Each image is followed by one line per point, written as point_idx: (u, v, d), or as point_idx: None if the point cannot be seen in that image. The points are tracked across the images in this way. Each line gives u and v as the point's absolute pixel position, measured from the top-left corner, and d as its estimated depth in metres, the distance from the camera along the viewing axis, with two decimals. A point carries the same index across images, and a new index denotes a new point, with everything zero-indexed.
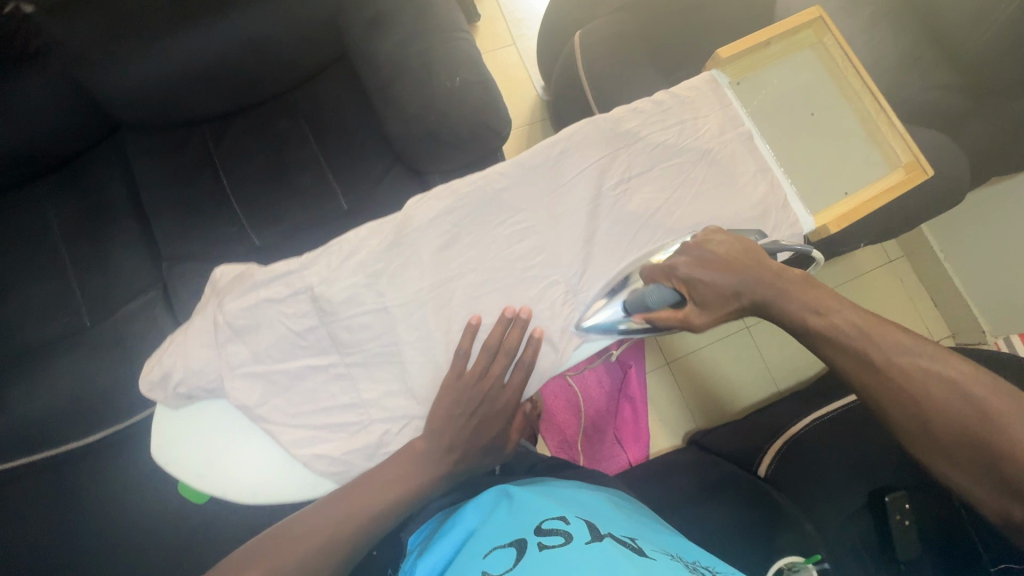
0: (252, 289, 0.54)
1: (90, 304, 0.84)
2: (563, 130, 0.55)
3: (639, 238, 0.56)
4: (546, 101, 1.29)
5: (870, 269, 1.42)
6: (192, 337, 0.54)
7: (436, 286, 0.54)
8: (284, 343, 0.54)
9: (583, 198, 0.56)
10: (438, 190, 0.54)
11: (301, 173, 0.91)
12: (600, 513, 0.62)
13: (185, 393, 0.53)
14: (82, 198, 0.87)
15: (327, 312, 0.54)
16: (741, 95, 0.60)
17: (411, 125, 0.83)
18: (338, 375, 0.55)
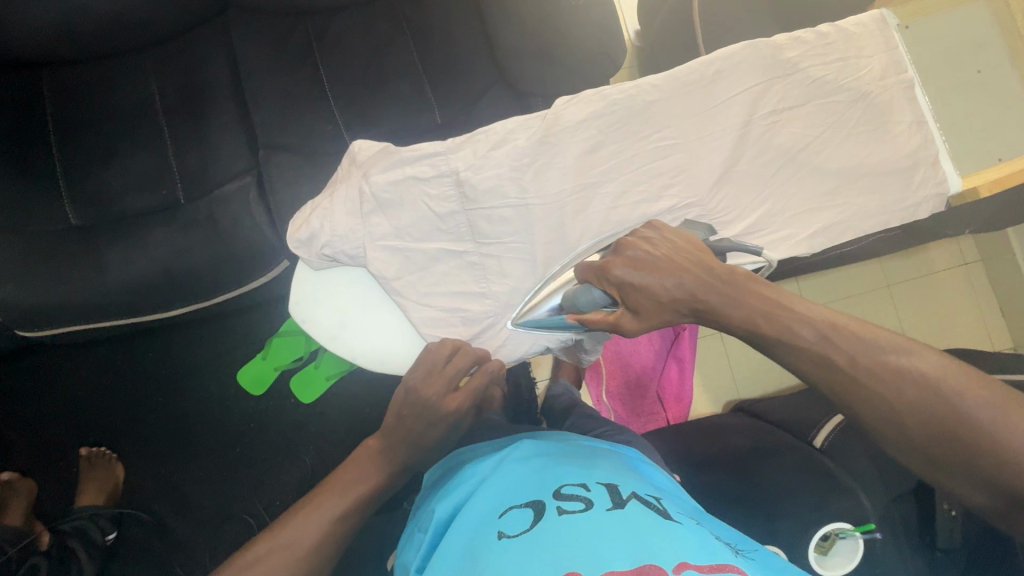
0: (399, 166, 0.61)
1: (186, 181, 0.86)
2: (724, 49, 0.57)
3: (778, 173, 0.59)
4: (638, 45, 1.23)
5: (942, 268, 1.37)
6: (339, 204, 0.61)
7: (576, 191, 0.61)
8: (427, 223, 0.63)
9: (732, 123, 0.58)
10: (590, 95, 0.59)
11: (399, 80, 0.90)
12: (625, 475, 0.68)
13: (331, 255, 0.62)
14: (184, 75, 0.87)
15: (471, 201, 0.62)
16: (908, 39, 0.64)
17: (525, 42, 0.82)
18: (470, 263, 0.64)
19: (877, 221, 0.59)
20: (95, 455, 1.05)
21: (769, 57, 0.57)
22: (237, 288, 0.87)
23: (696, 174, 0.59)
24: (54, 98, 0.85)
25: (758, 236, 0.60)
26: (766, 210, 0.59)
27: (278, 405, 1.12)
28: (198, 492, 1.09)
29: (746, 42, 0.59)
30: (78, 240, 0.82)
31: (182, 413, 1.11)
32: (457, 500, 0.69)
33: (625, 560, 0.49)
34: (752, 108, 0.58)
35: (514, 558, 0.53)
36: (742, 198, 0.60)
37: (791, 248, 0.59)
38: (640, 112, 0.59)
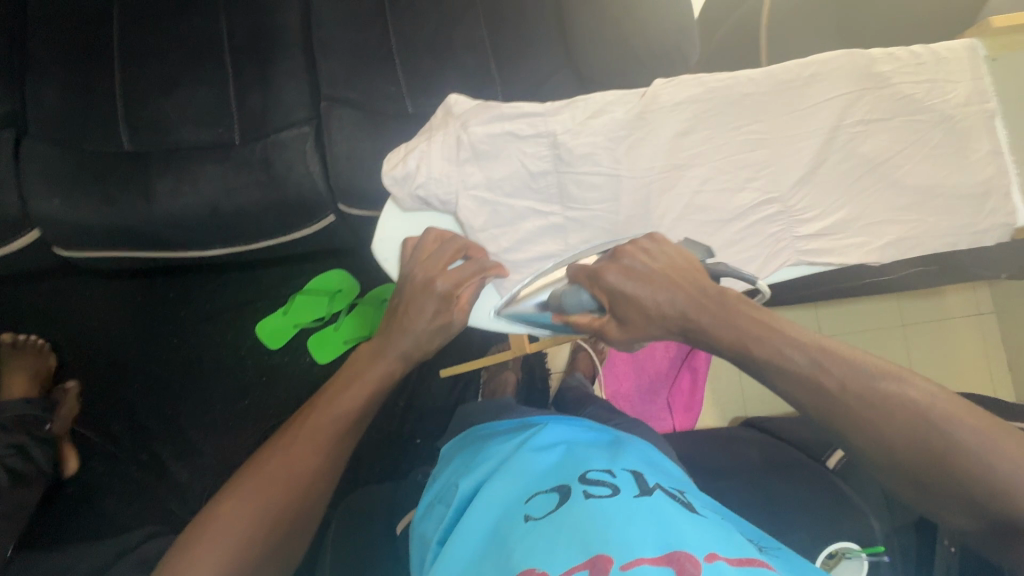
0: (498, 120, 0.63)
1: (245, 122, 0.86)
2: (822, 55, 0.60)
3: (858, 182, 0.61)
4: None
5: (956, 315, 1.40)
6: (435, 148, 0.62)
7: (666, 170, 0.63)
8: (519, 179, 0.64)
9: (821, 126, 0.61)
10: (690, 78, 0.61)
11: (467, 51, 0.90)
12: (650, 466, 0.64)
13: (424, 196, 0.63)
14: (258, 17, 0.87)
15: (564, 163, 0.63)
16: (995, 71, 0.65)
17: (603, 29, 0.83)
18: (554, 224, 0.66)
19: (944, 242, 0.60)
20: (22, 342, 1.01)
21: (863, 70, 0.60)
22: (278, 237, 0.88)
23: (782, 169, 0.61)
24: (125, 19, 0.85)
25: (832, 238, 0.62)
26: (845, 215, 0.62)
27: (290, 362, 1.10)
28: (202, 438, 1.08)
29: (843, 52, 0.61)
30: (132, 165, 0.82)
31: (196, 356, 1.10)
32: (478, 477, 0.66)
33: (656, 550, 0.45)
34: (841, 115, 0.60)
35: (539, 542, 0.50)
36: (822, 200, 0.62)
37: (860, 254, 0.61)
38: (734, 104, 0.61)
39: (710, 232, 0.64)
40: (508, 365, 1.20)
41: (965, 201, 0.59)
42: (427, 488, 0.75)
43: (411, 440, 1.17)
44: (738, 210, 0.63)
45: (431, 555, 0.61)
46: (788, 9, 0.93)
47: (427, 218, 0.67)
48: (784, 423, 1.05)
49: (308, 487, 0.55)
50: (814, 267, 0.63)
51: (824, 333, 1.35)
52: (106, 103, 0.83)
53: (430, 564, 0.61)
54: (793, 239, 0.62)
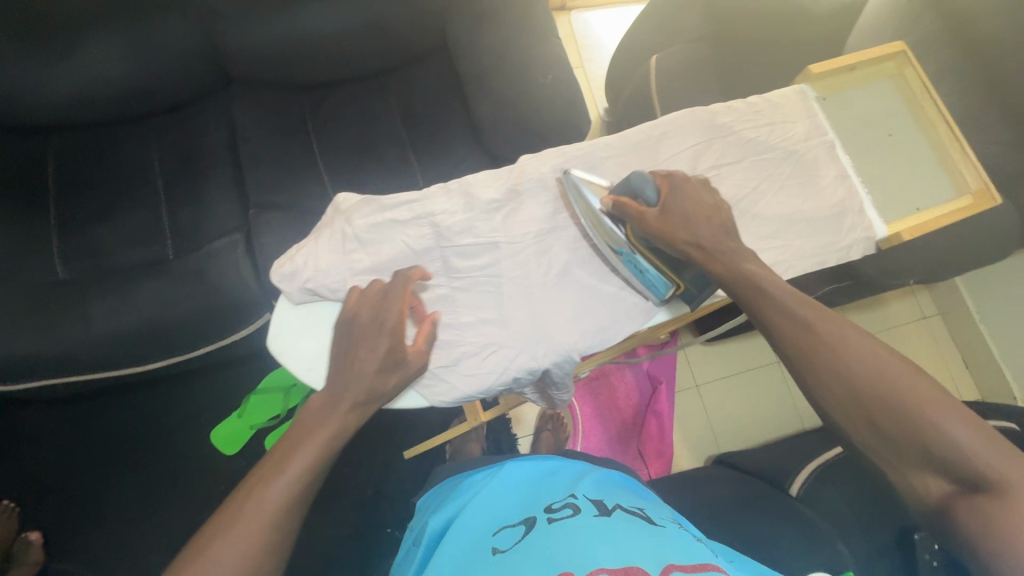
0: (380, 210, 0.64)
1: (178, 238, 0.90)
2: (664, 117, 0.66)
3: (726, 219, 0.62)
4: (607, 120, 1.39)
5: (904, 322, 1.44)
6: (321, 243, 0.63)
7: (541, 234, 0.65)
8: (406, 257, 0.64)
9: (677, 176, 0.62)
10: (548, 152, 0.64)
11: (387, 146, 0.98)
12: (613, 486, 0.66)
13: (313, 287, 0.62)
14: (186, 142, 0.94)
15: (445, 239, 0.64)
16: (828, 109, 0.66)
17: (499, 112, 0.91)
18: (441, 295, 0.64)
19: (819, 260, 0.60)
20: None
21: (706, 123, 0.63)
22: (218, 342, 0.90)
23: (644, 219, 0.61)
24: (60, 158, 0.91)
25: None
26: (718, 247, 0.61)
27: (249, 466, 1.08)
28: (160, 561, 1.03)
29: (685, 111, 0.65)
30: (66, 292, 0.84)
31: (148, 474, 1.07)
32: (449, 514, 0.68)
33: (618, 559, 0.47)
34: (692, 164, 0.62)
35: (504, 566, 0.52)
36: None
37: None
38: (593, 166, 0.64)
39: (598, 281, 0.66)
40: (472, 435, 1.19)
41: (843, 208, 0.61)
42: (407, 535, 0.74)
43: (382, 529, 1.13)
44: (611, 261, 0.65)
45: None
46: (670, 72, 1.06)
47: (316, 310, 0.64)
48: (749, 455, 1.05)
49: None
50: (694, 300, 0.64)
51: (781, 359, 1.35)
52: (39, 238, 0.87)
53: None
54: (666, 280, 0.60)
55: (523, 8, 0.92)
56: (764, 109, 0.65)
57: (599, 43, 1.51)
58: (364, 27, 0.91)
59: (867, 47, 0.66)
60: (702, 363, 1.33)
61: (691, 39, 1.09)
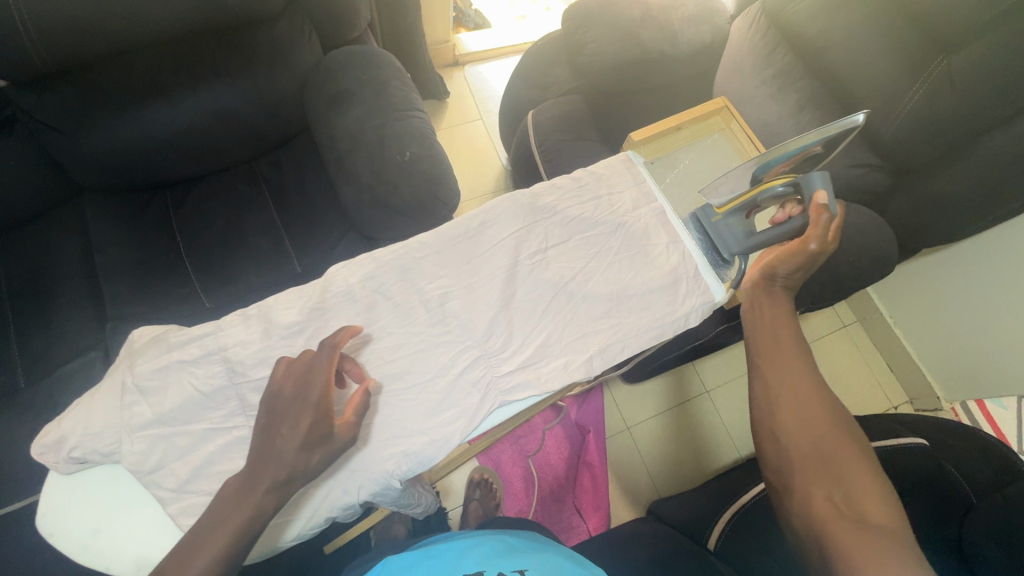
0: (166, 351, 0.48)
1: (27, 362, 0.83)
2: (482, 205, 0.58)
3: (552, 304, 0.55)
4: (508, 169, 1.38)
5: (826, 334, 1.44)
6: (95, 398, 0.48)
7: (357, 347, 0.51)
8: (190, 405, 0.47)
9: (501, 265, 0.56)
10: (360, 256, 0.54)
11: (258, 235, 0.94)
12: (498, 547, 0.59)
13: (79, 457, 0.45)
14: (33, 259, 0.88)
15: (238, 374, 0.48)
16: (655, 172, 0.68)
17: (363, 191, 0.88)
18: (237, 441, 0.47)
19: (654, 335, 0.56)
20: None
21: (527, 206, 0.59)
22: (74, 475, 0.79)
23: (470, 316, 0.53)
24: None
25: (537, 367, 0.53)
26: (547, 336, 0.54)
27: None
28: None
29: (505, 195, 0.60)
30: None
31: None
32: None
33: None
34: (516, 251, 0.56)
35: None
36: (520, 327, 0.54)
37: (566, 376, 0.52)
38: (414, 265, 0.55)
39: (461, 390, 0.51)
40: (395, 516, 1.11)
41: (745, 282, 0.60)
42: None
43: None
44: (440, 367, 0.52)
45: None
46: (548, 126, 1.07)
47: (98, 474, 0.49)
48: (675, 506, 1.03)
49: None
50: (528, 400, 0.52)
51: (709, 389, 1.33)
52: None
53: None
54: (496, 384, 0.52)
55: (380, 85, 0.92)
56: (590, 182, 0.62)
57: (496, 95, 1.53)
58: (216, 119, 0.88)
59: (689, 107, 0.70)
60: (687, 381, 1.34)
61: (566, 91, 1.10)
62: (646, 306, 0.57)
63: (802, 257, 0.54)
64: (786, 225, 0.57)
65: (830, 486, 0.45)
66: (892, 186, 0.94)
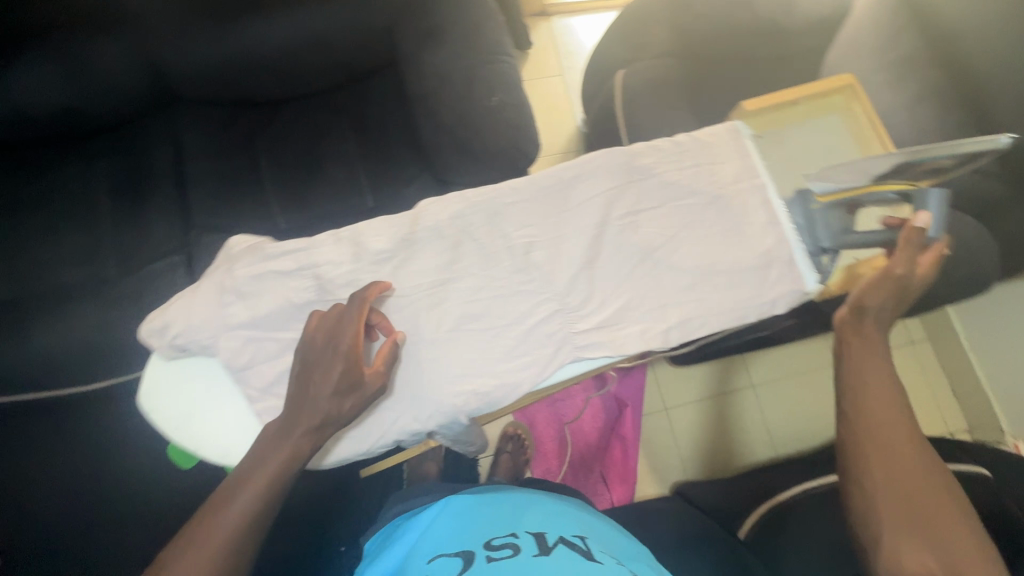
0: (261, 259, 0.50)
1: (118, 257, 0.89)
2: (577, 158, 0.56)
3: (637, 268, 0.54)
4: (584, 132, 1.34)
5: (891, 347, 1.35)
6: (196, 293, 0.50)
7: (436, 284, 0.51)
8: (279, 315, 0.49)
9: (590, 222, 0.54)
10: (451, 192, 0.54)
11: (334, 165, 0.95)
12: (559, 509, 0.61)
13: (181, 346, 0.48)
14: (131, 161, 0.93)
15: (328, 291, 0.50)
16: (762, 146, 0.64)
17: (444, 134, 0.87)
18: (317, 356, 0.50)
19: (735, 315, 0.54)
20: None
21: (623, 165, 0.56)
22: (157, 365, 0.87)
23: (552, 271, 0.53)
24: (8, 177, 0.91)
25: (614, 327, 0.52)
26: (627, 299, 0.53)
27: None
28: None
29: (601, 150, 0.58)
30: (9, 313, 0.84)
31: None
32: (387, 552, 0.60)
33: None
34: (606, 210, 0.55)
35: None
36: (600, 289, 0.53)
37: (642, 344, 0.52)
38: (502, 210, 0.54)
39: (533, 341, 0.52)
40: (429, 455, 1.15)
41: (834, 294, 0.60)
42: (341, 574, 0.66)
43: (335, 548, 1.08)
44: (516, 316, 0.52)
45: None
46: (638, 89, 1.01)
47: (193, 367, 0.52)
48: (705, 491, 1.03)
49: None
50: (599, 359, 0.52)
51: (757, 383, 1.29)
52: None
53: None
54: (570, 341, 0.52)
55: (473, 24, 0.89)
56: (692, 148, 0.59)
57: (581, 51, 1.46)
58: (308, 43, 0.88)
59: (809, 81, 0.64)
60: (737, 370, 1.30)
61: (661, 54, 1.04)
62: (731, 285, 0.55)
63: (891, 283, 0.54)
64: (885, 233, 0.55)
65: (924, 549, 0.46)
66: (1011, 198, 0.85)
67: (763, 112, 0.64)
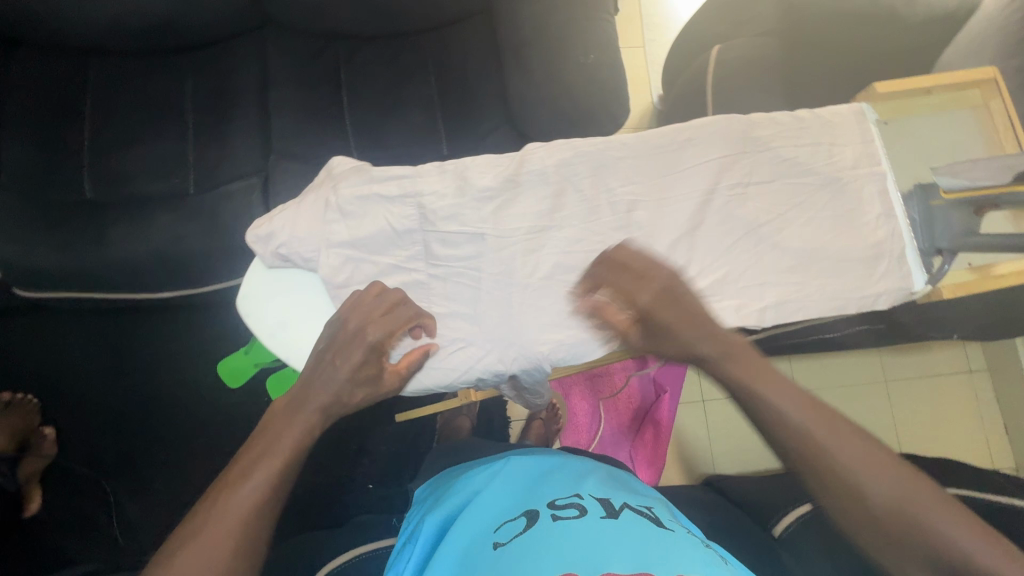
0: (368, 182, 0.57)
1: (199, 174, 0.90)
2: (695, 120, 0.56)
3: (740, 241, 0.55)
4: (659, 108, 1.30)
5: (943, 372, 1.23)
6: (304, 210, 0.57)
7: (532, 231, 0.57)
8: (383, 238, 0.56)
9: (697, 190, 0.56)
10: (561, 141, 0.58)
11: (413, 109, 0.94)
12: (614, 480, 0.63)
13: (284, 255, 0.55)
14: (218, 80, 0.93)
15: (429, 222, 0.57)
16: (886, 133, 0.66)
17: (532, 89, 0.85)
18: (417, 282, 0.57)
19: (833, 305, 0.53)
20: (15, 402, 1.03)
21: (742, 133, 0.56)
22: (224, 284, 0.88)
23: (655, 233, 0.55)
24: (98, 82, 0.91)
25: (710, 300, 0.53)
26: (726, 272, 0.54)
27: (247, 402, 1.08)
28: (157, 476, 1.06)
29: (720, 116, 0.58)
30: (88, 214, 0.85)
31: (153, 394, 1.08)
32: (447, 509, 0.61)
33: (628, 565, 0.44)
34: (717, 178, 0.55)
35: (508, 567, 0.47)
36: (701, 258, 0.55)
37: (738, 319, 0.53)
38: (605, 165, 0.57)
39: (636, 295, 0.56)
40: (463, 410, 1.16)
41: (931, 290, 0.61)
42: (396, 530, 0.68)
43: (364, 483, 1.12)
44: None
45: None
46: (734, 65, 0.95)
47: (291, 276, 0.58)
48: (739, 485, 1.02)
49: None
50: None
51: (798, 388, 1.20)
52: (72, 158, 0.88)
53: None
54: None
55: None
56: (813, 124, 0.57)
57: (668, 23, 1.40)
58: None
59: (951, 71, 0.64)
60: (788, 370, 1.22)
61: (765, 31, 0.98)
62: (824, 273, 0.54)
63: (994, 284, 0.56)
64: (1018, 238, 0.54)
65: None
66: None
67: (895, 98, 0.65)
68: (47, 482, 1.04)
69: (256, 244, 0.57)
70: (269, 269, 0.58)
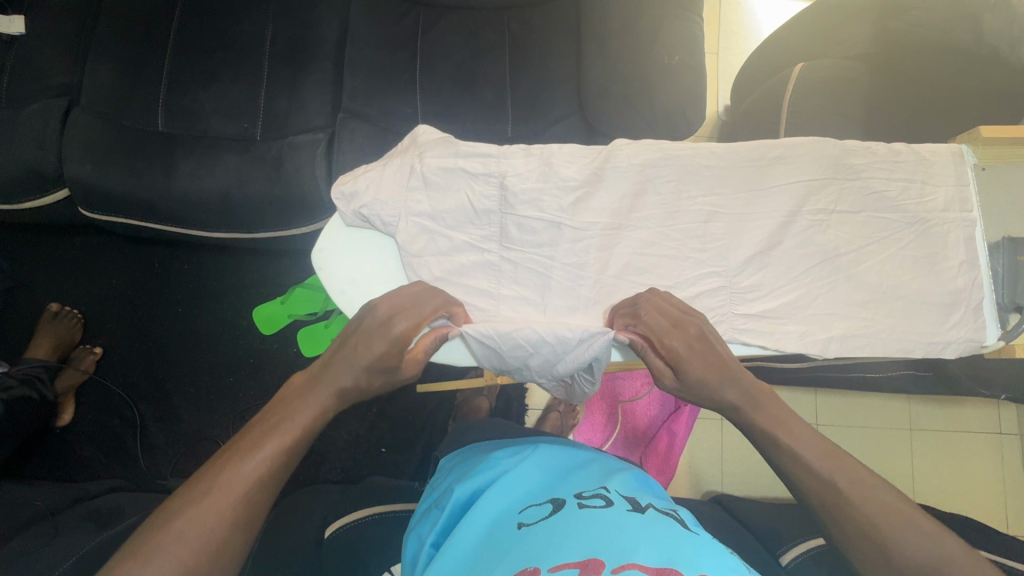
0: (455, 156, 0.63)
1: (268, 120, 0.91)
2: (788, 142, 0.63)
3: (813, 269, 0.62)
4: (724, 120, 1.27)
5: (975, 430, 1.19)
6: (389, 175, 0.62)
7: (610, 228, 0.63)
8: (463, 214, 0.63)
9: (779, 210, 0.63)
10: (651, 144, 0.64)
11: (486, 86, 0.93)
12: (643, 481, 0.61)
13: (365, 215, 0.61)
14: (299, 28, 0.93)
15: (509, 204, 0.62)
16: (982, 180, 0.65)
17: (610, 84, 0.85)
18: (491, 263, 0.63)
19: (893, 344, 0.60)
20: (62, 315, 1.07)
21: (832, 161, 0.63)
22: (280, 232, 0.90)
23: (730, 248, 0.62)
24: (185, 16, 0.93)
25: (774, 321, 0.61)
26: (795, 297, 0.61)
27: (279, 350, 1.10)
28: (184, 407, 1.09)
29: (814, 140, 0.64)
30: (159, 144, 0.87)
31: (192, 327, 1.12)
32: (478, 482, 0.62)
33: (651, 557, 0.42)
34: (801, 201, 0.62)
35: (531, 547, 0.47)
36: (771, 278, 0.62)
37: (800, 344, 0.60)
38: (690, 173, 0.63)
39: (707, 302, 0.62)
40: (483, 391, 1.17)
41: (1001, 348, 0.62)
42: (425, 495, 0.70)
43: (379, 446, 1.15)
44: (681, 280, 0.62)
45: (423, 557, 0.57)
46: (815, 86, 0.91)
47: (366, 237, 0.64)
48: (750, 507, 1.02)
49: (250, 504, 0.47)
50: (749, 346, 0.61)
51: (820, 423, 1.18)
52: (149, 86, 0.90)
53: (422, 566, 0.56)
54: (732, 315, 0.61)
55: None
56: (907, 160, 0.63)
57: (746, 34, 1.36)
58: None
59: None
60: (816, 404, 1.19)
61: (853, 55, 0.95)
62: (853, 306, 0.61)
63: None
64: None
65: None
66: None
67: (1000, 144, 0.62)
68: (80, 395, 1.08)
69: (337, 202, 0.62)
70: (347, 229, 0.64)
